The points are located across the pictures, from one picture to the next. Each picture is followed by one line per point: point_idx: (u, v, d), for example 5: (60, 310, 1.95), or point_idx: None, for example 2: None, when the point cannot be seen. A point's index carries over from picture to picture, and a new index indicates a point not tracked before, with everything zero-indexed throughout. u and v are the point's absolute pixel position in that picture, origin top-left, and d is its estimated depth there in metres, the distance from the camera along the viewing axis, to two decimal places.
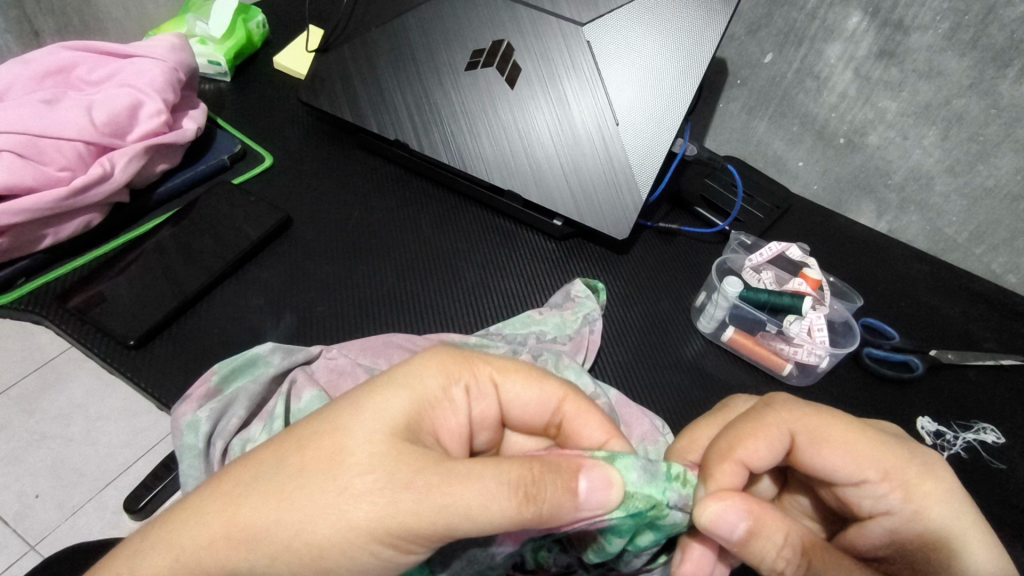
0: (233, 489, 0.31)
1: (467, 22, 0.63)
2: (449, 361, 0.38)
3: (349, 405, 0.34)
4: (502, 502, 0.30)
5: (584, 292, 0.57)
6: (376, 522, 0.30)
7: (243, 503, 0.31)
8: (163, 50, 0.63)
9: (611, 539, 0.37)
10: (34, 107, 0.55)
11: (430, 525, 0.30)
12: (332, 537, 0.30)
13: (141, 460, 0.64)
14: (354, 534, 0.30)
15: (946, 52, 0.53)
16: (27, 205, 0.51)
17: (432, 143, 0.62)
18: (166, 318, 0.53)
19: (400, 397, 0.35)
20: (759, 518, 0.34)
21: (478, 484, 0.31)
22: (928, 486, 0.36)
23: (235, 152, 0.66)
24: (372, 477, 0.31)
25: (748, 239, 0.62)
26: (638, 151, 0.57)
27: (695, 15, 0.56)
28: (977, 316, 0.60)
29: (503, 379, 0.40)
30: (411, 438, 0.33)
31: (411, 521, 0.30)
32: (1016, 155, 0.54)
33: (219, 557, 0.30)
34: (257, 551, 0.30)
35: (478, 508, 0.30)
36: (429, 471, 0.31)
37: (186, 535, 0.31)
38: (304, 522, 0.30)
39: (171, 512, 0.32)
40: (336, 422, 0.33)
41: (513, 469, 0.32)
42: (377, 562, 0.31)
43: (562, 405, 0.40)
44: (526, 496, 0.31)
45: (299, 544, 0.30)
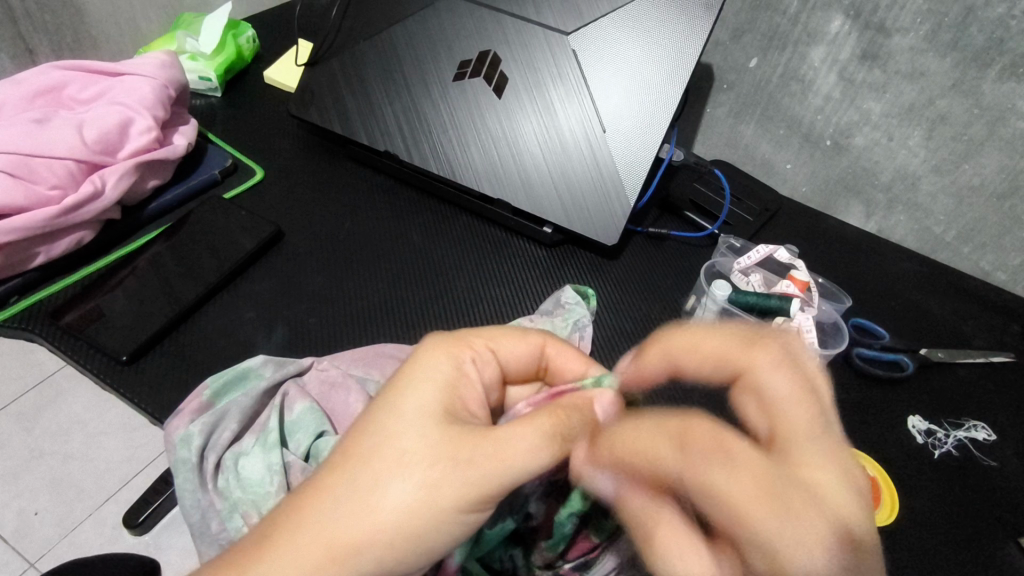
0: (318, 514, 0.32)
1: (452, 34, 0.63)
2: (449, 345, 0.39)
3: (388, 411, 0.35)
4: (545, 451, 0.33)
5: (574, 298, 0.57)
6: (457, 496, 0.32)
7: (333, 521, 0.32)
8: (153, 67, 0.64)
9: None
10: (25, 126, 0.55)
11: (499, 484, 0.33)
12: (422, 524, 0.32)
13: (140, 474, 0.65)
14: (436, 513, 0.32)
15: (929, 53, 0.53)
16: (17, 224, 0.52)
17: (422, 153, 0.63)
18: (159, 333, 0.53)
19: (426, 388, 0.36)
20: (625, 488, 0.32)
21: (522, 442, 0.33)
22: (803, 519, 0.27)
23: (226, 166, 0.66)
24: (439, 464, 0.33)
25: (736, 243, 0.63)
26: (623, 155, 0.57)
27: (677, 23, 0.57)
28: (967, 315, 0.60)
29: (500, 344, 0.41)
30: (452, 417, 0.35)
31: (479, 488, 0.32)
32: (1001, 154, 0.54)
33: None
34: (362, 557, 0.32)
35: (531, 464, 0.33)
36: (480, 444, 0.33)
37: (289, 565, 0.31)
38: (394, 518, 0.32)
39: (249, 551, 0.31)
40: (384, 429, 0.34)
41: (546, 419, 0.34)
42: (464, 527, 0.33)
43: (545, 349, 0.43)
44: (565, 438, 0.34)
45: (394, 537, 0.32)
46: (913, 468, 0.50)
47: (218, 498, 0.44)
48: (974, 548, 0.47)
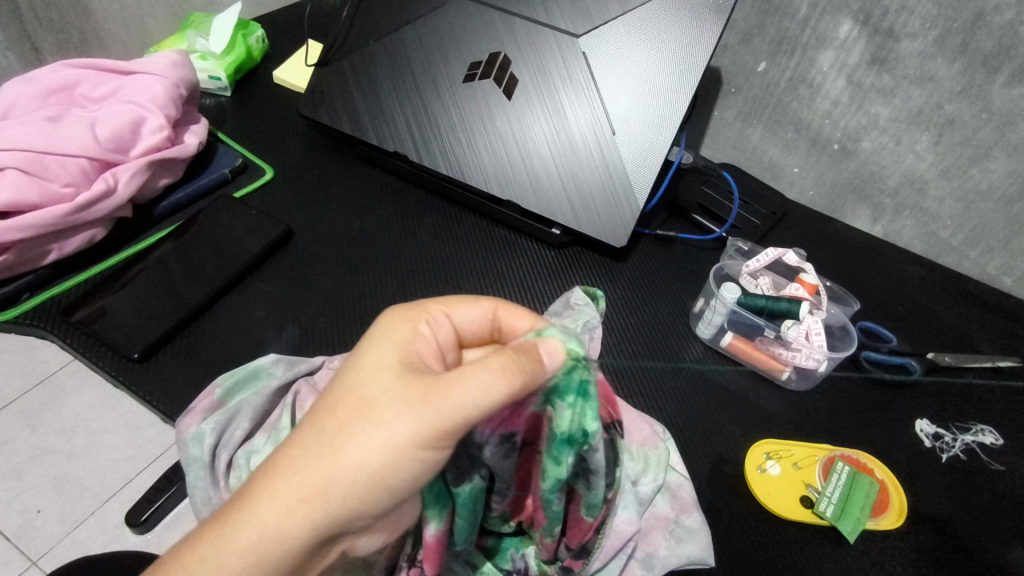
0: (287, 465, 0.32)
1: (462, 36, 0.64)
2: (404, 310, 0.38)
3: (350, 369, 0.35)
4: (497, 388, 0.32)
5: (584, 299, 0.54)
6: (411, 435, 0.31)
7: (301, 469, 0.32)
8: (164, 66, 0.64)
9: (551, 445, 0.36)
10: (38, 124, 0.55)
11: (450, 419, 0.31)
12: (384, 463, 0.32)
13: (143, 473, 0.64)
14: (396, 454, 0.32)
15: (938, 58, 0.53)
16: (29, 221, 0.52)
17: (432, 155, 0.63)
18: (170, 332, 0.53)
19: (385, 344, 0.36)
20: None
21: (473, 379, 0.32)
22: None
23: (236, 166, 0.66)
24: (395, 407, 0.32)
25: (745, 246, 0.62)
26: (632, 157, 0.58)
27: (687, 27, 0.57)
28: (975, 319, 0.60)
29: (454, 309, 0.40)
30: (412, 367, 0.35)
31: (433, 426, 0.31)
32: (1008, 159, 0.54)
33: (300, 520, 0.31)
34: (330, 500, 0.32)
35: (481, 398, 0.31)
36: (434, 386, 0.32)
37: (264, 511, 0.31)
38: (355, 460, 0.32)
39: (230, 506, 0.32)
40: (347, 385, 0.34)
41: (495, 357, 0.32)
42: (425, 467, 0.32)
43: (497, 313, 0.41)
44: (518, 375, 0.32)
45: (358, 478, 0.32)
46: (921, 471, 0.50)
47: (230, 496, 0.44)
48: (981, 551, 0.47)
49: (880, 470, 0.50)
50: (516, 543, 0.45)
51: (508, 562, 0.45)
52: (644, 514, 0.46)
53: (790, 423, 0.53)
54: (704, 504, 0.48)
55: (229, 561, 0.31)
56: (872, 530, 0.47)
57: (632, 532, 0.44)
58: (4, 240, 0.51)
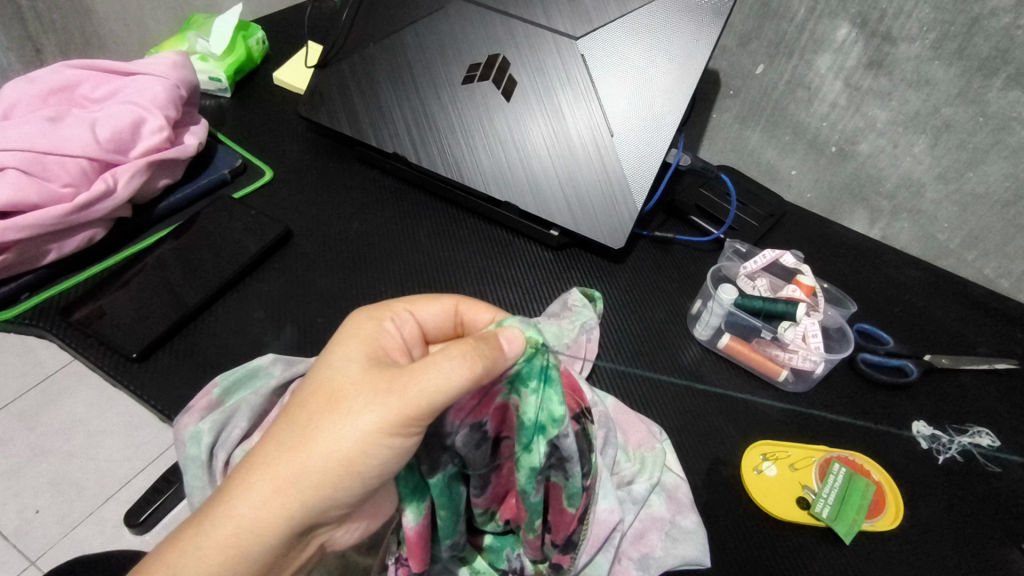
0: (262, 459, 0.33)
1: (462, 38, 0.64)
2: (369, 310, 0.39)
3: (319, 366, 0.36)
4: (459, 374, 0.32)
5: (581, 301, 0.56)
6: (379, 423, 0.32)
7: (275, 462, 0.33)
8: (165, 67, 0.64)
9: (521, 434, 0.36)
10: (38, 124, 0.56)
11: (415, 408, 0.32)
12: (354, 453, 0.32)
13: (141, 474, 0.64)
14: (365, 443, 0.32)
15: (935, 62, 0.54)
16: (30, 220, 0.52)
17: (431, 156, 0.63)
18: (169, 332, 0.53)
19: (353, 341, 0.37)
20: None
21: (435, 368, 0.32)
22: None
23: (235, 166, 0.67)
24: (363, 398, 0.33)
25: (742, 248, 0.62)
26: (630, 158, 0.58)
27: (686, 29, 0.57)
28: (971, 321, 0.60)
29: (419, 306, 0.40)
30: (379, 361, 0.36)
31: (399, 414, 0.32)
32: (1005, 162, 0.54)
33: (276, 512, 0.32)
34: (304, 492, 0.32)
35: (445, 387, 0.32)
36: (399, 376, 0.33)
37: (240, 504, 0.32)
38: (327, 451, 0.32)
39: (210, 502, 0.33)
40: (317, 381, 0.35)
41: (456, 345, 0.33)
42: (395, 456, 0.33)
43: (458, 309, 0.41)
44: (479, 361, 0.32)
45: (330, 469, 0.32)
46: (917, 473, 0.51)
47: None
48: (976, 553, 0.47)
49: (876, 472, 0.50)
50: (510, 543, 0.45)
51: (505, 561, 0.45)
52: (640, 514, 0.46)
53: (787, 425, 0.53)
54: (700, 505, 0.48)
55: (208, 555, 0.31)
56: (868, 532, 0.47)
57: (615, 521, 0.44)
58: (4, 239, 0.51)
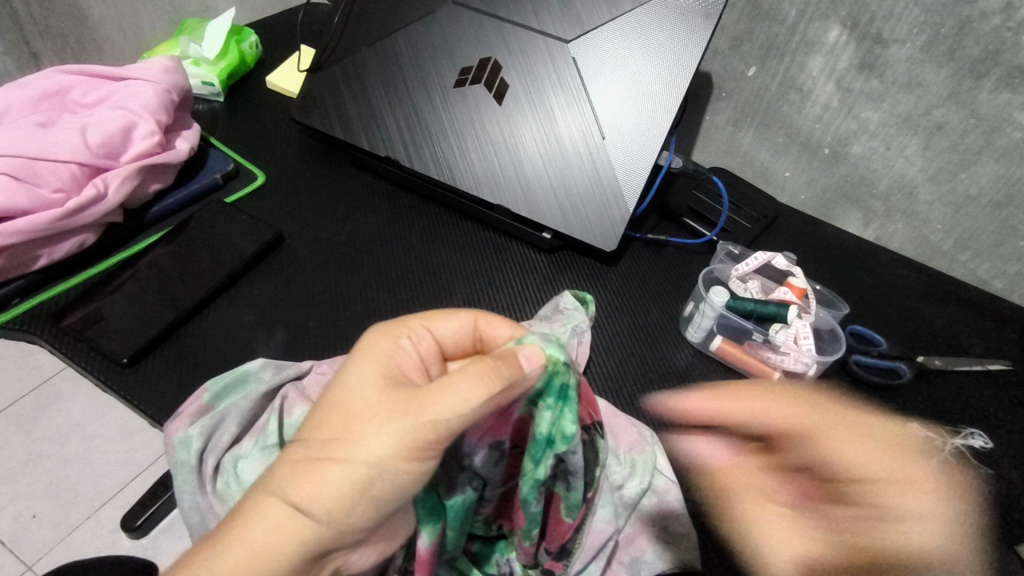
0: (274, 483, 0.33)
1: (454, 41, 0.64)
2: (385, 328, 0.39)
3: (334, 387, 0.36)
4: (476, 395, 0.32)
5: (573, 304, 0.57)
6: (395, 447, 0.32)
7: (288, 486, 0.32)
8: (157, 72, 0.64)
9: (531, 447, 0.36)
10: (29, 130, 0.56)
11: (433, 429, 0.32)
12: (370, 477, 0.32)
13: (137, 479, 0.65)
14: (381, 467, 0.32)
15: (925, 64, 0.54)
16: (21, 226, 0.52)
17: (422, 159, 0.63)
18: (159, 336, 0.53)
19: (369, 362, 0.37)
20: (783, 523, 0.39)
21: (452, 389, 0.32)
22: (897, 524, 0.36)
23: (228, 171, 0.67)
24: (378, 420, 0.33)
25: (735, 249, 0.62)
26: (621, 160, 0.58)
27: (676, 31, 0.57)
28: (965, 322, 0.60)
29: (436, 322, 0.40)
30: (394, 382, 0.35)
31: (416, 436, 0.32)
32: (997, 163, 0.54)
33: (288, 539, 0.31)
34: (318, 517, 0.32)
35: (464, 407, 0.32)
36: (415, 398, 0.33)
37: (252, 531, 0.31)
38: (342, 475, 0.32)
39: (220, 528, 0.32)
40: (332, 402, 0.35)
41: (474, 365, 0.33)
42: (410, 480, 0.32)
43: (478, 324, 0.41)
44: (495, 382, 0.32)
45: (344, 494, 0.32)
46: None
47: (217, 501, 0.44)
48: None
49: None
50: (500, 547, 0.45)
51: (494, 567, 0.45)
52: (631, 518, 0.46)
53: None
54: None
55: None
56: None
57: (612, 531, 0.44)
58: None
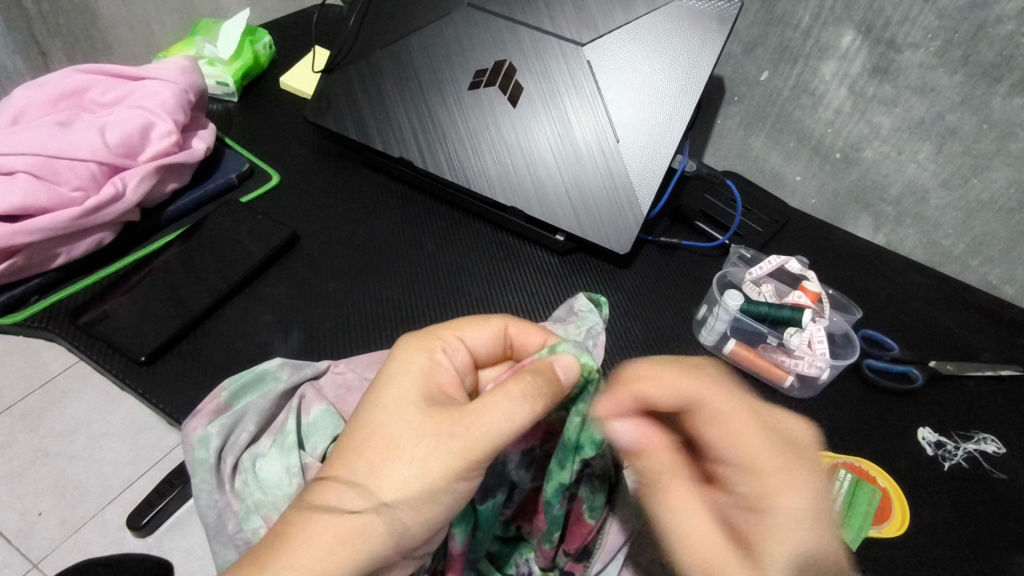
0: (321, 508, 0.33)
1: (468, 43, 0.64)
2: (419, 339, 0.39)
3: (372, 406, 0.36)
4: (518, 414, 0.33)
5: (587, 306, 0.56)
6: (442, 468, 0.33)
7: (338, 512, 0.33)
8: (174, 72, 0.64)
9: (558, 450, 0.37)
10: (48, 129, 0.56)
11: (478, 452, 0.33)
12: (418, 500, 0.33)
13: (143, 477, 0.64)
14: (429, 488, 0.33)
15: (939, 69, 0.54)
16: (41, 224, 0.52)
17: (436, 160, 0.64)
18: (176, 335, 0.53)
19: (404, 380, 0.37)
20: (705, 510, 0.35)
21: (494, 409, 0.33)
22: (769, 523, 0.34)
23: (243, 171, 0.67)
24: (424, 443, 0.34)
25: (748, 253, 0.63)
26: (636, 164, 0.58)
27: (692, 34, 0.58)
28: (976, 327, 0.61)
29: (468, 332, 0.40)
30: (433, 400, 0.36)
31: (462, 458, 0.33)
32: (1010, 169, 0.55)
33: (339, 564, 0.32)
34: (371, 543, 0.33)
35: (506, 427, 0.33)
36: (458, 419, 0.34)
37: (302, 557, 0.32)
38: (392, 500, 0.33)
39: (268, 551, 0.32)
40: (373, 423, 0.35)
41: (513, 384, 0.34)
42: (457, 499, 0.34)
43: (507, 332, 0.41)
44: (535, 399, 0.34)
45: (394, 517, 0.33)
46: (923, 479, 0.51)
47: (235, 499, 0.44)
48: (982, 559, 0.47)
49: (883, 478, 0.50)
50: (521, 548, 0.45)
51: (513, 567, 0.45)
52: None
53: None
54: None
55: None
56: (875, 538, 0.47)
57: (631, 530, 0.44)
58: (14, 243, 0.51)
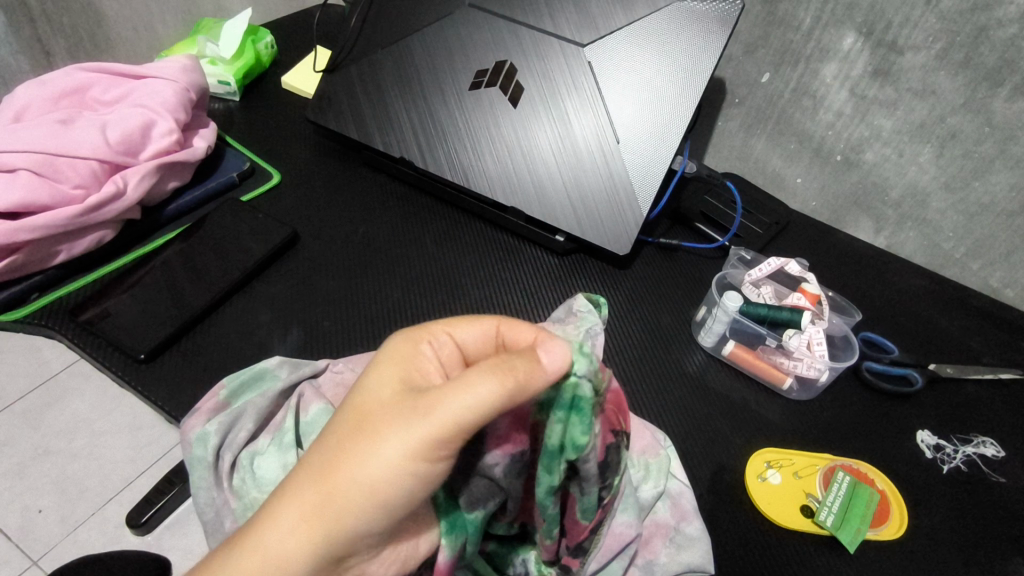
0: (294, 487, 0.34)
1: (470, 43, 0.64)
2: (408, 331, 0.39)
3: (353, 393, 0.36)
4: (486, 393, 0.31)
5: (587, 305, 0.55)
6: (407, 448, 0.32)
7: (308, 490, 0.33)
8: (175, 70, 0.65)
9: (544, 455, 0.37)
10: (49, 126, 0.56)
11: (441, 432, 0.31)
12: (383, 482, 0.32)
13: (143, 475, 0.65)
14: (393, 469, 0.32)
15: (940, 72, 0.54)
16: (42, 222, 0.52)
17: (437, 160, 0.64)
18: (175, 333, 0.53)
19: (384, 370, 0.36)
20: None
21: (463, 387, 0.32)
22: None
23: (244, 170, 0.67)
24: (392, 422, 0.33)
25: (748, 255, 0.63)
26: (636, 165, 0.58)
27: (693, 36, 0.58)
28: (976, 331, 0.60)
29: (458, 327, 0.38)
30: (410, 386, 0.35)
31: (426, 436, 0.32)
32: (1010, 172, 0.55)
33: (306, 540, 0.33)
34: (337, 522, 0.33)
35: (474, 406, 0.31)
36: (426, 399, 0.33)
37: (272, 533, 0.33)
38: (357, 480, 0.32)
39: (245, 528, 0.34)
40: (352, 406, 0.35)
41: (488, 364, 0.32)
42: (423, 482, 0.32)
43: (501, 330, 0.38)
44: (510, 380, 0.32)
45: (359, 498, 0.32)
46: (921, 482, 0.51)
47: (232, 497, 0.44)
48: (982, 563, 0.47)
49: (880, 482, 0.50)
50: (517, 548, 0.45)
51: (511, 567, 0.45)
52: (645, 520, 0.46)
53: (792, 433, 0.53)
54: (703, 512, 0.48)
55: None
56: (872, 541, 0.47)
57: (632, 534, 0.44)
58: (15, 240, 0.52)
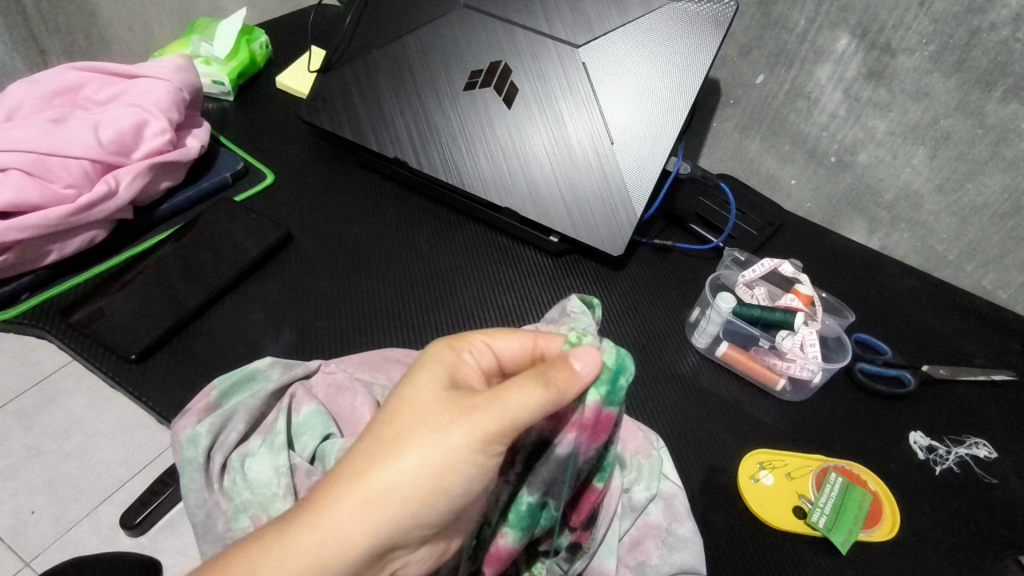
0: (345, 472, 0.32)
1: (465, 43, 0.64)
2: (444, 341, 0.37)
3: (397, 404, 0.34)
4: (532, 394, 0.32)
5: (580, 307, 0.52)
6: (466, 441, 0.32)
7: (364, 468, 0.32)
8: (169, 70, 0.64)
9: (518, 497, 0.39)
10: (41, 126, 0.56)
11: (503, 424, 0.32)
12: (442, 464, 0.32)
13: (137, 477, 0.64)
14: (455, 454, 0.32)
15: (933, 74, 0.54)
16: (32, 222, 0.52)
17: (431, 161, 0.64)
18: (167, 334, 0.53)
19: (429, 376, 0.35)
20: None
21: (511, 392, 0.33)
22: None
23: (236, 170, 0.67)
24: (441, 419, 0.33)
25: (742, 256, 0.63)
26: (630, 166, 0.58)
27: (686, 39, 0.58)
28: (969, 333, 0.60)
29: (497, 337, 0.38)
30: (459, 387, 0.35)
31: (482, 431, 0.32)
32: (1003, 174, 0.55)
33: (363, 524, 0.31)
34: (393, 503, 0.31)
35: (524, 412, 0.32)
36: (478, 398, 0.33)
37: (333, 519, 0.31)
38: (412, 466, 0.32)
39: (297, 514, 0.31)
40: (400, 406, 0.34)
41: (532, 381, 0.33)
42: (478, 473, 0.33)
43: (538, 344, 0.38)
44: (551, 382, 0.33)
45: (415, 486, 0.32)
46: (913, 483, 0.51)
47: (224, 498, 0.44)
48: (975, 564, 0.47)
49: (874, 482, 0.50)
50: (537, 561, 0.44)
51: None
52: (637, 521, 0.46)
53: (785, 434, 0.53)
54: (696, 512, 0.48)
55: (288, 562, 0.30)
56: (864, 542, 0.47)
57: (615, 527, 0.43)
58: (6, 240, 0.51)
